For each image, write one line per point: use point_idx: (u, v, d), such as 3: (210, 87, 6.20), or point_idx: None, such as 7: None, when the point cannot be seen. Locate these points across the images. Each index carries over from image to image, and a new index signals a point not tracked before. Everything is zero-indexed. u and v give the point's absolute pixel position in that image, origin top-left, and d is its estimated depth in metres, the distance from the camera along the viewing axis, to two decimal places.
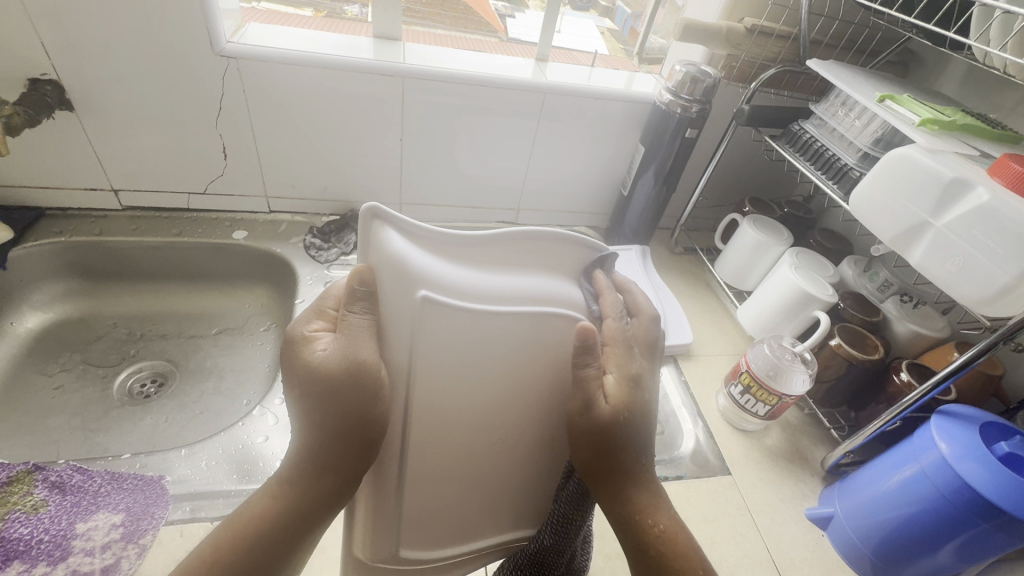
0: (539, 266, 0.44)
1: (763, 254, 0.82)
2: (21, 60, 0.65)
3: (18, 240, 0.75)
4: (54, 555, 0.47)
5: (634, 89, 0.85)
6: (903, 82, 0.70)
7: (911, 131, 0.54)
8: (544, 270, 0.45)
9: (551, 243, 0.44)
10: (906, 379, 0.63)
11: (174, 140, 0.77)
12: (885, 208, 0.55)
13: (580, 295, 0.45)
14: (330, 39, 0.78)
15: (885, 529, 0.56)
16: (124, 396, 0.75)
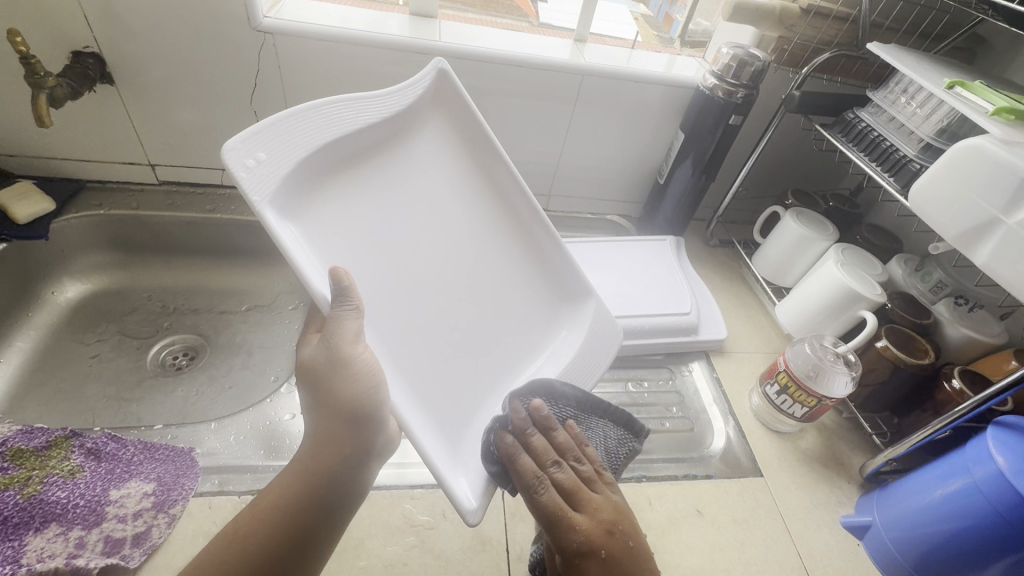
0: (357, 122, 0.48)
1: (806, 250, 0.78)
2: (65, 33, 0.65)
3: (59, 211, 0.76)
4: (89, 520, 0.48)
5: (676, 73, 0.82)
6: (971, 69, 0.66)
7: (984, 120, 0.50)
8: (355, 129, 0.48)
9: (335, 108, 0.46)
10: (958, 387, 0.59)
11: (209, 115, 0.77)
12: (949, 204, 0.52)
13: (324, 154, 0.46)
14: (366, 16, 0.76)
15: (928, 543, 0.53)
16: (157, 366, 0.77)
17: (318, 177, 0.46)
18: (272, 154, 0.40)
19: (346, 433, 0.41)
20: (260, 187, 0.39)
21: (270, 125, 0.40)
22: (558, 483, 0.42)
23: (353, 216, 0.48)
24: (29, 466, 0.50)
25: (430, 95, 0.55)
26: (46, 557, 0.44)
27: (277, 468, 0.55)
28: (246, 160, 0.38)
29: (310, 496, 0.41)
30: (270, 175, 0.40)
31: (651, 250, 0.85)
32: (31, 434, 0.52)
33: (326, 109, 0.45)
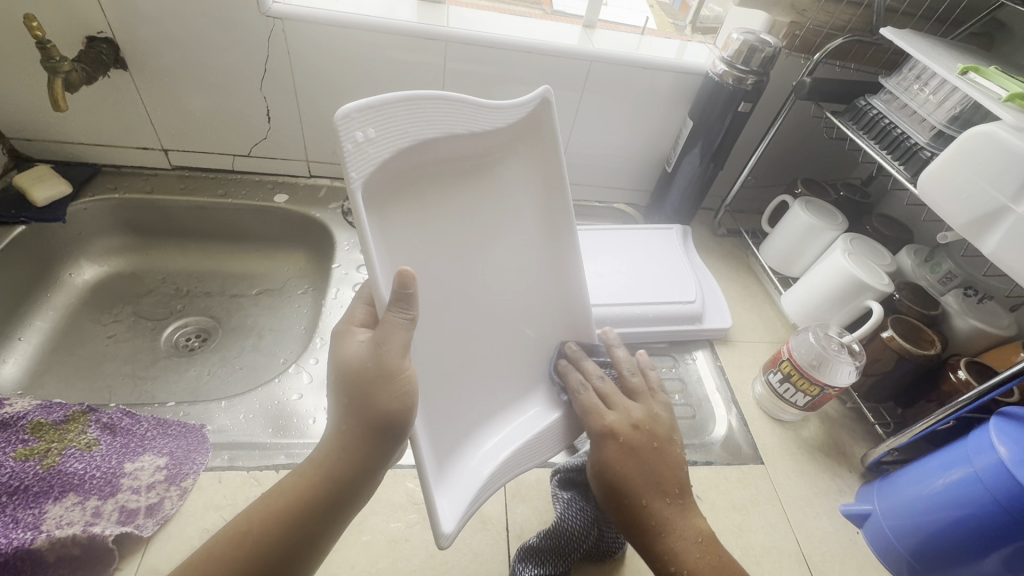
0: (465, 129, 0.45)
1: (814, 239, 0.77)
2: (80, 19, 0.67)
3: (76, 195, 0.78)
4: (105, 490, 0.50)
5: (686, 59, 0.81)
6: (987, 55, 0.64)
7: (996, 106, 0.49)
8: (461, 134, 0.45)
9: (449, 108, 0.43)
10: (964, 377, 0.59)
11: (220, 101, 0.78)
12: (958, 192, 0.51)
13: (422, 148, 0.43)
14: (375, 2, 0.77)
15: (926, 531, 0.53)
16: (170, 347, 0.79)
17: (406, 169, 0.44)
18: (378, 135, 0.38)
19: (374, 443, 0.41)
20: (358, 166, 0.37)
21: (385, 104, 0.38)
22: (602, 390, 0.53)
23: (419, 220, 0.46)
24: (48, 439, 0.52)
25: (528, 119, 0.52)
26: (64, 524, 0.46)
27: (285, 445, 0.56)
28: (354, 133, 0.37)
29: (335, 496, 0.41)
30: (370, 157, 0.38)
31: (658, 238, 0.85)
32: (49, 408, 0.54)
33: (442, 105, 0.42)
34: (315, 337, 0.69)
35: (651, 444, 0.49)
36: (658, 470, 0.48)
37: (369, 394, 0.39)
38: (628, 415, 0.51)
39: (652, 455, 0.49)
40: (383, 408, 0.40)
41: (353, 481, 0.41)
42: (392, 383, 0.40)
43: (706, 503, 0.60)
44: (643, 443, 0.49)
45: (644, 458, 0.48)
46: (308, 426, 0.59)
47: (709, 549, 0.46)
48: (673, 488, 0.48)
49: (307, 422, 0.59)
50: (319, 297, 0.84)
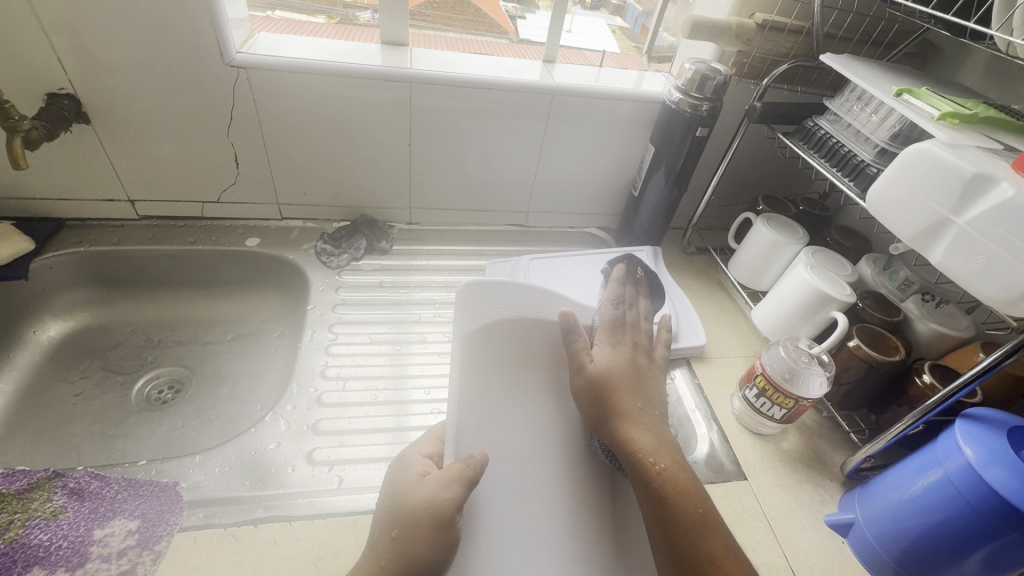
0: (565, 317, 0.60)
1: (778, 254, 0.80)
2: (40, 76, 0.67)
3: (39, 251, 0.77)
4: (72, 561, 0.48)
5: (644, 88, 0.85)
6: (920, 75, 0.69)
7: (931, 125, 0.52)
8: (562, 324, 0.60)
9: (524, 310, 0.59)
10: (928, 381, 0.61)
11: (187, 151, 0.78)
12: (905, 205, 0.54)
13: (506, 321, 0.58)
14: (339, 47, 0.78)
15: (909, 537, 0.54)
16: (142, 401, 0.76)
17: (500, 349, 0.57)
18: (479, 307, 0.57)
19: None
20: (463, 321, 0.57)
21: (497, 295, 0.58)
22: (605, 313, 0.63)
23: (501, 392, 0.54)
24: (11, 509, 0.50)
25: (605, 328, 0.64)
26: None
27: (263, 498, 0.55)
28: (460, 306, 0.57)
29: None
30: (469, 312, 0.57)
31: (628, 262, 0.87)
32: (12, 477, 0.53)
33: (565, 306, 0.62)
34: (291, 382, 0.68)
35: (642, 369, 0.57)
36: (644, 387, 0.55)
37: (415, 529, 0.44)
38: (610, 337, 0.59)
39: (644, 375, 0.56)
40: (423, 553, 0.43)
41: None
42: (442, 531, 0.44)
43: None
44: (631, 364, 0.56)
45: (635, 371, 0.56)
46: (287, 475, 0.58)
47: (674, 453, 0.51)
48: (657, 403, 0.55)
49: (286, 471, 0.58)
50: (294, 339, 0.83)
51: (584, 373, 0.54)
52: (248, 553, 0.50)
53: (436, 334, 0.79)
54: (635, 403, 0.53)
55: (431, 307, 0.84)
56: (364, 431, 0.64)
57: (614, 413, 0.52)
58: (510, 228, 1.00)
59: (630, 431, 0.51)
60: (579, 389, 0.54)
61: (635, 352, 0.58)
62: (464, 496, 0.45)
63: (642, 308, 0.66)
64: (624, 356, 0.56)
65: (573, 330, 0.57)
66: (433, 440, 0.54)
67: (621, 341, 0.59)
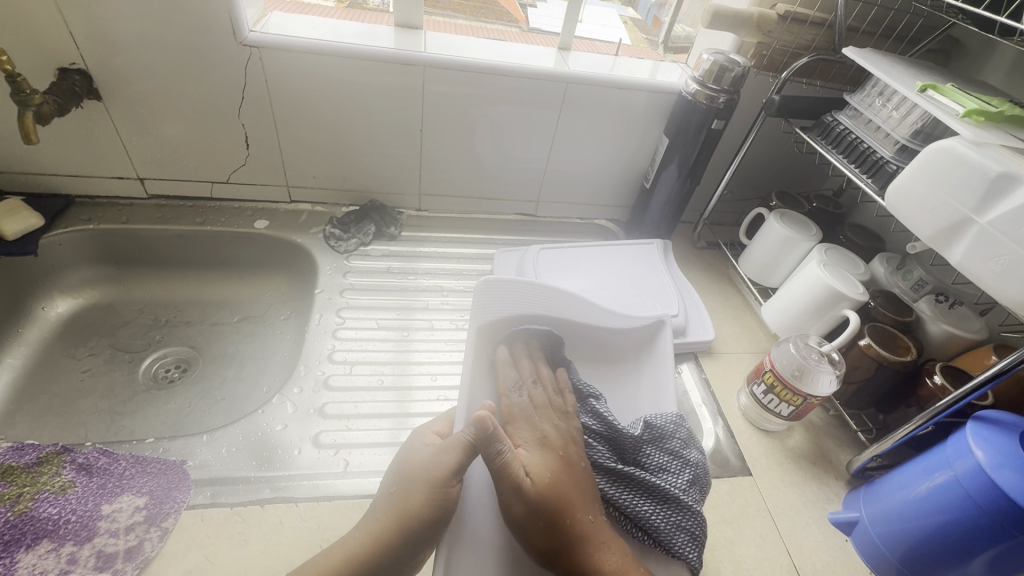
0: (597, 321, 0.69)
1: (790, 251, 0.79)
2: (52, 51, 0.66)
3: (48, 227, 0.77)
4: (81, 535, 0.48)
5: (660, 79, 0.83)
6: (943, 71, 0.67)
7: (954, 122, 0.51)
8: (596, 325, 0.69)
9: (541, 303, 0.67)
10: (939, 383, 0.60)
11: (197, 131, 0.77)
12: (925, 204, 0.53)
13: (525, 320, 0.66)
14: (351, 28, 0.77)
15: (914, 537, 0.53)
16: (149, 380, 0.77)
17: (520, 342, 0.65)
18: (498, 299, 0.66)
19: (395, 535, 0.45)
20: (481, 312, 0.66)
21: (516, 290, 0.66)
22: (518, 407, 0.54)
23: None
24: (20, 483, 0.50)
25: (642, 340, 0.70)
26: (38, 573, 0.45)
27: (269, 478, 0.55)
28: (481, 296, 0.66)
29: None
30: (488, 304, 0.66)
31: (637, 254, 0.86)
32: (21, 451, 0.53)
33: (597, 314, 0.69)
34: (299, 365, 0.68)
35: (579, 464, 0.49)
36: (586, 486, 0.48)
37: (408, 487, 0.47)
38: (535, 438, 0.51)
39: (581, 472, 0.49)
40: (414, 506, 0.46)
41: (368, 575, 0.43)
42: (436, 489, 0.47)
43: None
44: (566, 462, 0.49)
45: (573, 470, 0.49)
46: (293, 458, 0.58)
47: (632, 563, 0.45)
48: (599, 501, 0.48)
49: (292, 453, 0.58)
50: (301, 323, 0.83)
51: (524, 498, 0.45)
52: (254, 534, 0.50)
53: (442, 322, 0.79)
54: (587, 517, 0.46)
55: (439, 295, 0.83)
56: (370, 416, 0.64)
57: (564, 532, 0.44)
58: (519, 218, 0.99)
59: (594, 555, 0.44)
60: (518, 516, 0.45)
61: (564, 442, 0.51)
62: (461, 459, 0.47)
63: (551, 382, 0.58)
64: (552, 453, 0.49)
65: (492, 437, 0.46)
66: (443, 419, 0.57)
67: (544, 440, 0.51)
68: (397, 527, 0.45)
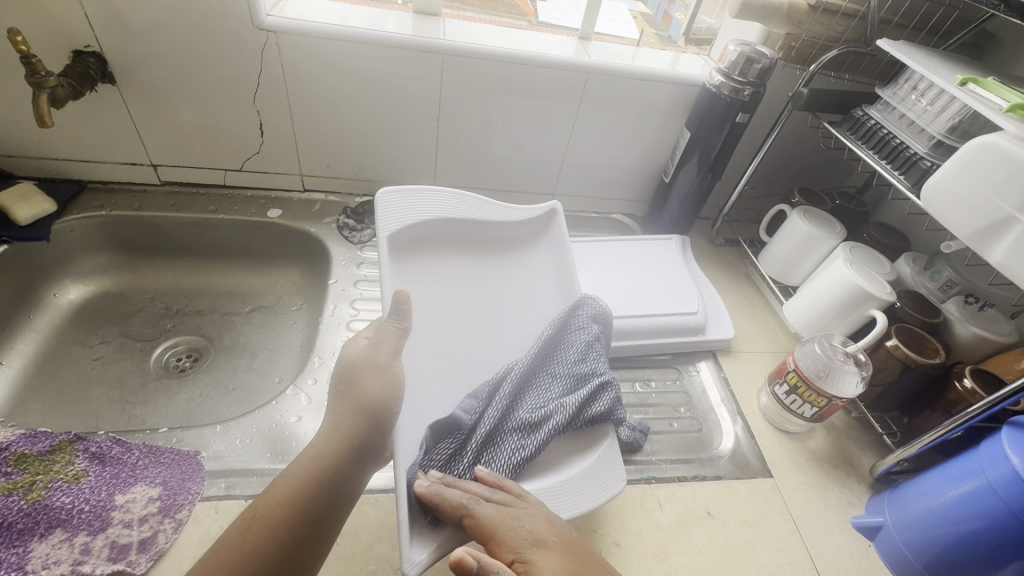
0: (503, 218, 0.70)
1: (813, 248, 0.78)
2: (67, 32, 0.65)
3: (60, 213, 0.76)
4: (94, 525, 0.47)
5: (681, 70, 0.82)
6: (980, 66, 0.65)
7: (997, 117, 0.49)
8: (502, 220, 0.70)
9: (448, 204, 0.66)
10: (970, 386, 0.58)
11: (211, 116, 0.76)
12: (964, 201, 0.51)
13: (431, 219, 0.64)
14: (369, 14, 0.76)
15: (941, 544, 0.52)
16: (161, 369, 0.76)
17: (423, 240, 0.65)
18: (403, 205, 0.62)
19: (359, 422, 0.47)
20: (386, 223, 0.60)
21: (419, 195, 0.64)
22: (481, 521, 0.43)
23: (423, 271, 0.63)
24: (33, 471, 0.49)
25: (538, 226, 0.73)
26: (51, 564, 0.44)
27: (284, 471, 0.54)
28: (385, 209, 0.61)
29: (328, 478, 0.45)
30: (396, 214, 0.61)
31: (655, 249, 0.85)
32: (34, 438, 0.51)
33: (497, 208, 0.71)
34: (312, 356, 0.67)
35: (579, 544, 0.43)
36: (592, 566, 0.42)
37: (359, 377, 0.48)
38: (523, 541, 0.42)
39: (587, 550, 0.43)
40: (371, 392, 0.47)
41: (342, 466, 0.45)
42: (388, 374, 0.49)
43: (717, 519, 0.59)
44: (568, 548, 0.42)
45: (576, 552, 0.42)
46: None
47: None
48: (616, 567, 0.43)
49: (307, 446, 0.57)
50: (314, 314, 0.82)
51: None
52: None
53: None
54: None
55: None
56: None
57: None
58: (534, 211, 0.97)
59: None
60: None
61: (548, 527, 0.43)
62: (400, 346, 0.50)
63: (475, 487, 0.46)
64: (547, 546, 0.42)
65: (487, 568, 0.36)
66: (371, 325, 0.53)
67: (531, 534, 0.42)
68: (357, 414, 0.47)
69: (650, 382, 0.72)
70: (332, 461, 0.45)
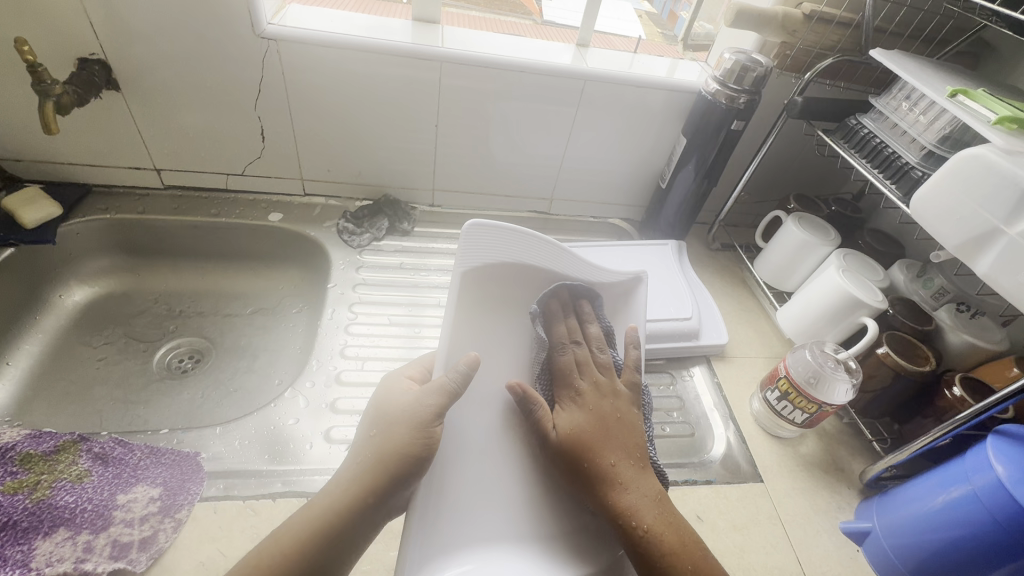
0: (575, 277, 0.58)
1: (807, 255, 0.78)
2: (72, 41, 0.66)
3: (66, 216, 0.77)
4: (97, 524, 0.49)
5: (678, 77, 0.82)
6: (973, 75, 0.66)
7: (985, 130, 0.50)
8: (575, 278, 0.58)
9: (526, 244, 0.54)
10: (959, 394, 0.59)
11: (214, 122, 0.78)
12: (951, 213, 0.52)
13: (493, 259, 0.53)
14: (368, 21, 0.77)
15: (928, 550, 0.53)
16: (163, 370, 0.78)
17: (499, 286, 0.54)
18: (491, 240, 0.52)
19: (382, 478, 0.43)
20: (464, 257, 0.51)
21: (504, 231, 0.53)
22: (552, 360, 0.52)
23: (496, 330, 0.53)
24: (38, 470, 0.51)
25: (620, 290, 0.60)
26: (55, 561, 0.46)
27: (281, 473, 0.56)
28: (467, 243, 0.51)
29: (333, 535, 0.42)
30: (473, 248, 0.51)
31: (651, 254, 0.86)
32: (39, 439, 0.53)
33: (573, 262, 0.58)
34: (310, 359, 0.69)
35: (620, 420, 0.49)
36: (625, 441, 0.48)
37: (392, 428, 0.44)
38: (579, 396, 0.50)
39: (620, 424, 0.49)
40: (401, 447, 0.44)
41: (353, 525, 0.42)
42: (421, 430, 0.44)
43: (707, 524, 0.60)
44: (601, 416, 0.48)
45: (605, 422, 0.48)
46: (305, 452, 0.58)
47: (664, 506, 0.46)
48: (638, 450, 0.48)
49: (304, 447, 0.59)
50: (313, 316, 0.83)
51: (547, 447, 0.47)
52: (266, 526, 0.51)
53: None
54: (610, 461, 0.46)
55: None
56: None
57: (588, 480, 0.45)
58: (533, 215, 0.98)
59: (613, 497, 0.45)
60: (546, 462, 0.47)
61: (598, 398, 0.49)
62: (444, 404, 0.45)
63: (588, 333, 0.54)
64: (588, 408, 0.49)
65: (525, 400, 0.48)
66: (419, 366, 0.54)
67: (581, 393, 0.50)
68: (379, 466, 0.43)
69: None
70: (343, 516, 0.42)
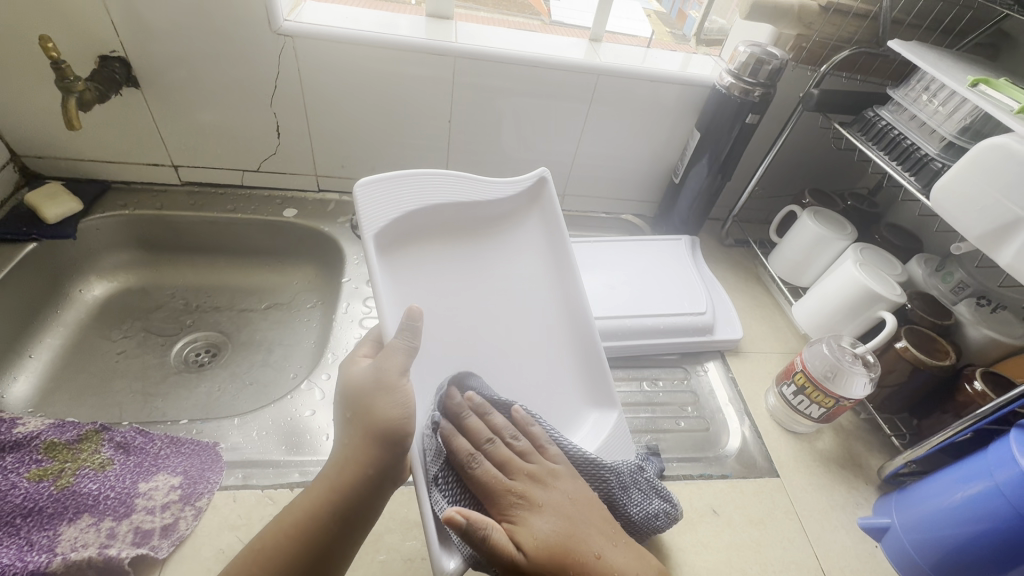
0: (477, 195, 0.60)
1: (822, 249, 0.77)
2: (94, 38, 0.67)
3: (86, 212, 0.78)
4: (120, 511, 0.49)
5: (691, 71, 0.82)
6: (995, 66, 0.65)
7: (1007, 118, 0.49)
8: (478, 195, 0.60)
9: (423, 183, 0.55)
10: (979, 389, 0.58)
11: (230, 119, 0.79)
12: (973, 203, 0.51)
13: (398, 207, 0.53)
14: (380, 18, 0.77)
15: (949, 546, 0.52)
16: (180, 363, 0.79)
17: (410, 232, 0.56)
18: (386, 193, 0.52)
19: (375, 452, 0.44)
20: (368, 219, 0.51)
21: (399, 177, 0.53)
22: (479, 478, 0.44)
23: (418, 269, 0.56)
24: (62, 459, 0.52)
25: (525, 196, 0.66)
26: (80, 546, 0.46)
27: (299, 463, 0.56)
28: (365, 203, 0.51)
29: (339, 514, 0.44)
30: (376, 205, 0.52)
31: (664, 250, 0.85)
32: (63, 428, 0.54)
33: (471, 185, 0.59)
34: (326, 353, 0.69)
35: (582, 509, 0.44)
36: (598, 522, 0.44)
37: (364, 401, 0.45)
38: (511, 500, 0.43)
39: (580, 510, 0.44)
40: (381, 417, 0.44)
41: (355, 497, 0.44)
42: (388, 393, 0.45)
43: (723, 518, 0.60)
44: (562, 509, 0.43)
45: (572, 513, 0.44)
46: (321, 443, 0.58)
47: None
48: (612, 531, 0.45)
49: (321, 439, 0.59)
50: (327, 311, 0.84)
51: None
52: None
53: None
54: (595, 555, 0.42)
55: None
56: None
57: None
58: None
59: None
60: None
61: (555, 493, 0.44)
62: (406, 362, 0.46)
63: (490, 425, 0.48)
64: (544, 511, 0.43)
65: (469, 532, 0.38)
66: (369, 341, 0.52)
67: (524, 496, 0.43)
68: (365, 439, 0.44)
69: (658, 381, 0.73)
70: (346, 496, 0.44)
